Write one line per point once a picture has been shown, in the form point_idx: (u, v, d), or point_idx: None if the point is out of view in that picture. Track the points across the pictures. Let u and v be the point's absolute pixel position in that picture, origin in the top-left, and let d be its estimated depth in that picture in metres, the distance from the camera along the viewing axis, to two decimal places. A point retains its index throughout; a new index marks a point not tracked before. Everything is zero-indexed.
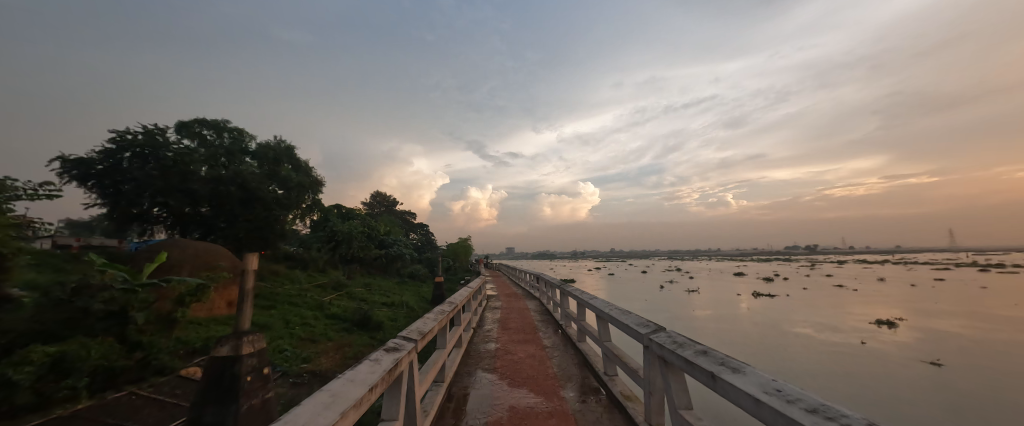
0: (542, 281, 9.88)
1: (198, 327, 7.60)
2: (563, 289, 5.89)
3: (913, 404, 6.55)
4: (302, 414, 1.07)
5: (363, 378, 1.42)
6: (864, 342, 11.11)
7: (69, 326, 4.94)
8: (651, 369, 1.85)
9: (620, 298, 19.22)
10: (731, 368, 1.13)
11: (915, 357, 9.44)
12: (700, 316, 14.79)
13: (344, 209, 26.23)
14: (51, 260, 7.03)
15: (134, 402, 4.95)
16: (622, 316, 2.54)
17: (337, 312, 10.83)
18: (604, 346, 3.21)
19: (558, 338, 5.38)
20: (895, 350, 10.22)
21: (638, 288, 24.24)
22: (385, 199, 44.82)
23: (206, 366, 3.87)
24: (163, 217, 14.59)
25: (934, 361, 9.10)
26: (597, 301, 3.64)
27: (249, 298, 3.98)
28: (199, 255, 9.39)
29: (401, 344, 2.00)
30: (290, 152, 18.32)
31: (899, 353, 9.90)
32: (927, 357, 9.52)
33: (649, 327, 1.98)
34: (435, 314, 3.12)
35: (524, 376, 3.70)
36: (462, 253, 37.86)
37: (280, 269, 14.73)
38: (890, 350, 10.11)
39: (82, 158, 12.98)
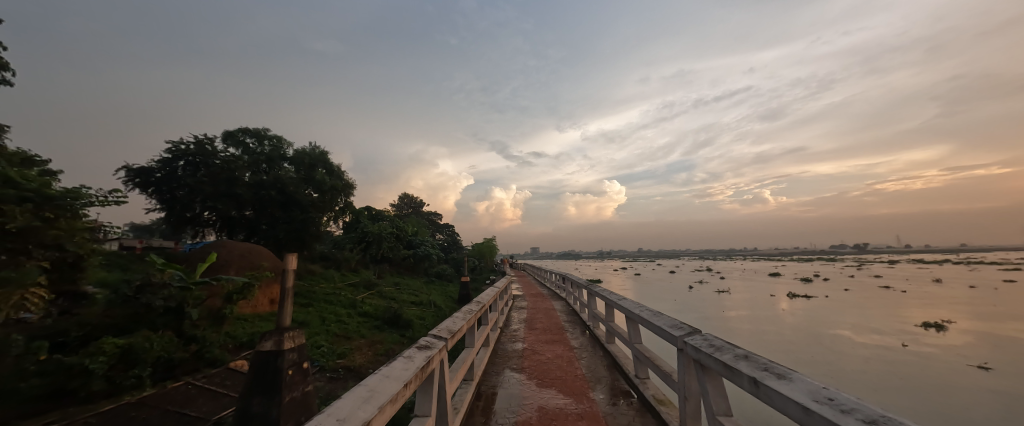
0: (568, 281, 9.78)
1: (245, 323, 8.10)
2: (591, 289, 5.81)
3: (974, 413, 5.98)
4: (343, 407, 1.11)
5: (398, 374, 1.46)
6: (906, 344, 10.38)
7: (135, 320, 5.46)
8: (687, 373, 1.79)
9: (649, 298, 18.71)
10: (776, 374, 1.06)
11: (960, 361, 8.79)
12: (733, 317, 14.15)
13: (374, 211, 27.11)
14: (119, 261, 7.77)
15: (189, 392, 5.27)
16: (654, 316, 2.46)
17: (369, 310, 11.25)
18: (634, 348, 3.13)
19: (586, 339, 5.32)
20: (950, 354, 9.38)
21: (666, 289, 23.55)
22: (411, 200, 46.15)
23: (252, 359, 4.12)
24: (212, 220, 15.72)
25: (982, 365, 8.45)
26: (626, 302, 3.55)
27: (289, 296, 4.20)
28: (244, 256, 10.04)
29: (432, 342, 2.04)
30: (325, 157, 19.08)
31: (946, 356, 9.20)
32: (973, 360, 8.85)
33: (683, 329, 1.90)
34: (463, 313, 3.15)
35: (552, 377, 3.68)
36: (488, 253, 38.18)
37: (316, 269, 15.45)
38: (940, 354, 9.35)
39: (144, 167, 14.22)
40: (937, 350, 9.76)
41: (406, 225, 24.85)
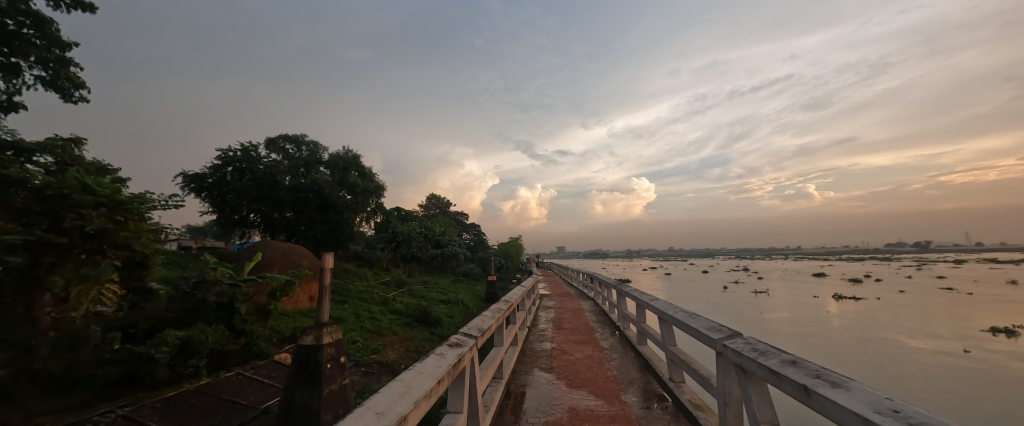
0: (596, 281, 9.62)
1: (287, 319, 8.59)
2: (620, 289, 5.69)
3: None
4: (381, 401, 1.16)
5: (431, 370, 1.50)
6: (968, 350, 9.46)
7: (192, 314, 5.96)
8: (728, 377, 1.71)
9: (681, 298, 18.04)
10: (831, 383, 0.99)
11: None
12: (773, 319, 13.39)
13: (403, 211, 27.91)
14: (178, 260, 8.49)
15: (240, 381, 5.59)
16: (689, 317, 2.37)
17: (400, 307, 11.59)
18: (668, 351, 3.02)
19: (616, 340, 5.20)
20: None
21: (699, 289, 22.64)
22: (439, 200, 47.13)
23: (294, 353, 4.37)
24: (257, 222, 16.78)
25: None
26: (658, 302, 3.45)
27: (327, 293, 4.41)
28: (285, 255, 10.65)
29: (463, 340, 2.07)
30: (357, 160, 19.86)
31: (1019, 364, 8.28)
32: None
33: (722, 332, 1.81)
34: (491, 312, 3.18)
35: (582, 378, 3.63)
36: (514, 252, 38.23)
37: (350, 267, 16.11)
38: (1010, 362, 8.44)
39: (198, 173, 15.44)
40: (1006, 357, 8.82)
41: (434, 225, 25.39)
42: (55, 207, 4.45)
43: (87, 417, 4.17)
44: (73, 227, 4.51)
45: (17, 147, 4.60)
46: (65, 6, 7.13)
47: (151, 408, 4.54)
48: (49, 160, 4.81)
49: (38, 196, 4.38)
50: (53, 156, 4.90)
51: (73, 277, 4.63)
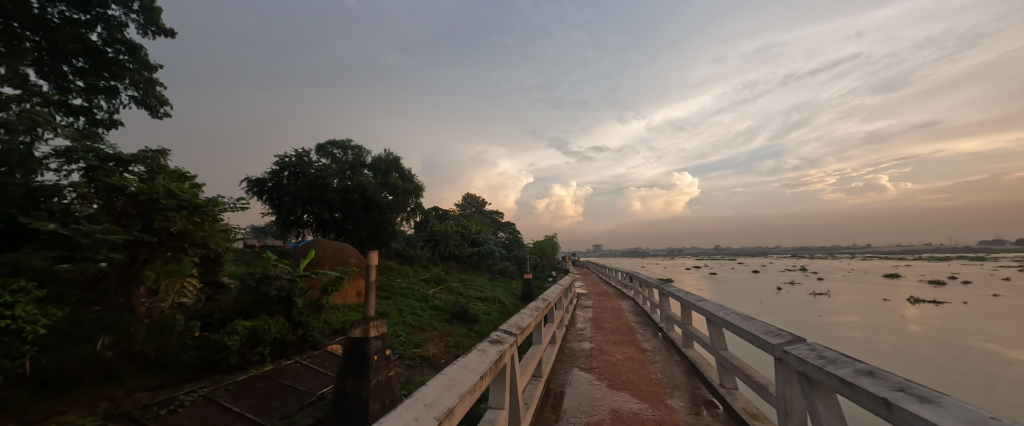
0: (636, 280, 9.32)
1: (337, 312, 9.17)
2: (662, 289, 5.46)
3: None
4: (429, 394, 1.20)
5: (474, 366, 1.54)
6: None
7: (258, 306, 6.58)
8: (790, 386, 1.57)
9: (728, 299, 16.97)
10: (918, 397, 0.88)
11: None
12: (836, 323, 12.22)
13: (441, 211, 28.74)
14: (245, 257, 9.38)
15: (298, 369, 6.03)
16: (742, 320, 2.22)
17: (439, 303, 11.97)
18: (718, 355, 2.84)
19: (659, 342, 5.00)
20: None
21: (750, 290, 21.18)
22: (474, 200, 48.03)
23: (345, 344, 4.66)
24: (310, 222, 18.06)
25: None
26: (706, 303, 3.26)
27: (372, 289, 4.64)
28: (335, 253, 11.39)
29: (503, 337, 2.09)
30: (397, 162, 20.80)
31: None
32: None
33: (781, 337, 1.67)
34: (530, 310, 3.20)
35: (624, 380, 3.53)
36: (549, 251, 37.92)
37: (393, 265, 16.86)
38: None
39: (259, 178, 16.94)
40: None
41: (471, 224, 25.88)
42: (146, 211, 5.09)
43: (173, 396, 4.71)
44: (161, 227, 5.12)
45: (116, 159, 5.27)
46: (151, 33, 8.11)
47: (225, 389, 5.04)
48: (141, 169, 5.48)
49: (133, 201, 5.03)
50: (144, 166, 5.58)
51: (161, 271, 5.27)
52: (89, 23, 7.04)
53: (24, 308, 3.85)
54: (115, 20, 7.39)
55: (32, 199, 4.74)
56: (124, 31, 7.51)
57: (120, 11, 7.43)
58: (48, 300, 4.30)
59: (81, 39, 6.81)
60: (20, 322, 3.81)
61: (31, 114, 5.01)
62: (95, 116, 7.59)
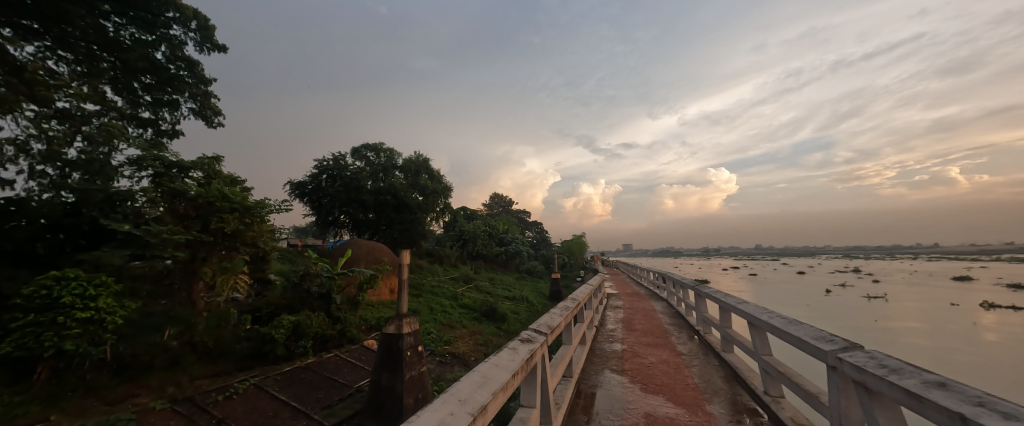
0: (669, 280, 9.02)
1: (372, 309, 9.55)
2: (698, 290, 5.24)
3: None
4: (462, 390, 1.22)
5: (505, 364, 1.55)
6: None
7: (301, 302, 6.98)
8: (846, 396, 1.46)
9: (770, 301, 16.01)
10: (1001, 414, 0.80)
11: None
12: (896, 329, 11.19)
13: (469, 211, 29.19)
14: (288, 256, 9.98)
15: (338, 362, 6.33)
16: (790, 325, 2.08)
17: (468, 302, 12.15)
18: (761, 361, 2.69)
19: (696, 345, 4.80)
20: None
21: (794, 292, 19.86)
22: (501, 199, 48.31)
23: (380, 340, 4.84)
24: (346, 223, 18.91)
25: None
26: (747, 306, 3.09)
27: (405, 288, 4.76)
28: (369, 252, 11.87)
29: (533, 337, 2.09)
30: (426, 163, 21.40)
31: None
32: None
33: (835, 343, 1.56)
34: (560, 309, 3.17)
35: (658, 383, 3.42)
36: (577, 250, 37.45)
37: (424, 264, 17.29)
38: None
39: (301, 181, 17.99)
40: None
41: (498, 223, 26.10)
42: (204, 213, 5.55)
43: (229, 383, 5.09)
44: (217, 228, 5.56)
45: (178, 166, 5.77)
46: (206, 50, 8.79)
47: (273, 379, 5.39)
48: (199, 175, 5.96)
49: (193, 204, 5.50)
50: (202, 172, 6.06)
51: (217, 269, 5.71)
52: (154, 43, 7.74)
53: (104, 301, 4.31)
54: (176, 38, 8.07)
55: (109, 203, 5.29)
56: (184, 49, 8.19)
57: (181, 30, 8.11)
58: (124, 294, 4.79)
59: (148, 58, 7.50)
60: (102, 313, 4.27)
61: (107, 127, 5.58)
62: (160, 127, 8.34)
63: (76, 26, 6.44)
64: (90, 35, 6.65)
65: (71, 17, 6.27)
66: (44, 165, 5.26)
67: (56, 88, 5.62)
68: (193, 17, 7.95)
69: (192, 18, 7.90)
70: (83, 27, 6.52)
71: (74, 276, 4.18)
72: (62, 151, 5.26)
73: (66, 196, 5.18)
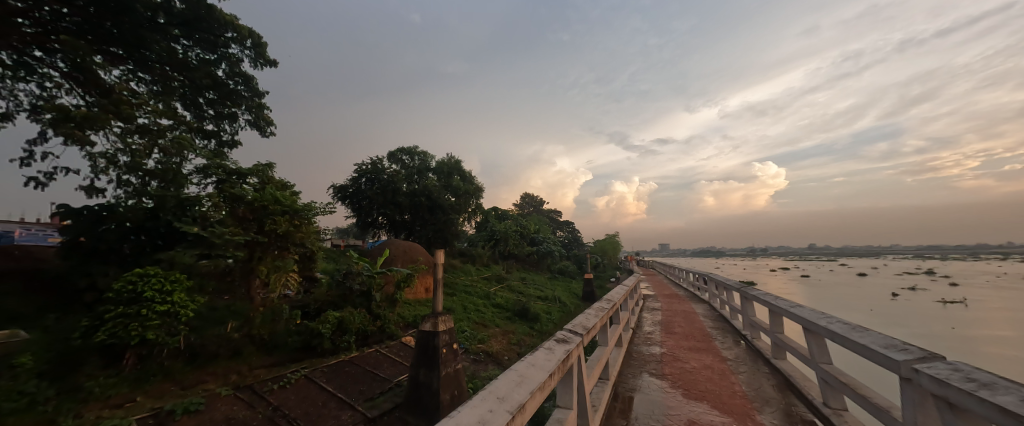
0: (711, 282, 8.57)
1: (409, 307, 9.89)
2: (744, 292, 4.94)
3: None
4: (500, 387, 1.24)
5: (542, 363, 1.55)
6: None
7: (344, 299, 7.37)
8: (925, 412, 1.31)
9: (826, 305, 14.78)
10: None
11: None
12: (980, 337, 9.93)
13: (501, 211, 29.43)
14: (332, 255, 10.58)
15: (378, 357, 6.61)
16: (853, 332, 1.90)
17: (500, 302, 12.26)
18: (819, 369, 2.49)
19: (743, 351, 4.52)
20: None
21: (854, 295, 18.19)
22: (532, 199, 48.24)
23: (417, 336, 5.01)
24: (384, 224, 19.71)
25: None
26: (800, 309, 2.88)
27: (439, 287, 4.88)
28: (406, 252, 12.32)
29: (568, 337, 2.07)
30: (458, 165, 21.88)
31: None
32: None
33: (909, 352, 1.41)
34: (594, 310, 3.12)
35: (702, 390, 3.27)
36: (610, 250, 36.63)
37: (457, 263, 17.66)
38: None
39: (343, 185, 19.03)
40: None
41: (529, 223, 26.08)
42: (259, 215, 6.00)
43: (282, 373, 5.47)
44: (270, 230, 5.97)
45: (237, 172, 6.27)
46: (260, 65, 9.50)
47: (321, 371, 5.74)
48: (255, 181, 6.45)
49: (250, 207, 5.96)
50: (257, 177, 6.55)
51: (271, 267, 6.15)
52: (216, 61, 8.46)
53: (178, 295, 4.78)
54: (234, 56, 8.77)
55: (181, 208, 5.89)
56: (241, 65, 8.88)
57: (238, 48, 8.81)
58: (195, 289, 5.30)
59: (211, 75, 8.24)
60: (177, 306, 4.75)
61: (178, 140, 6.20)
62: (222, 138, 9.14)
63: (152, 50, 7.21)
64: (163, 57, 7.41)
65: (148, 43, 7.02)
66: (128, 175, 5.94)
67: (137, 106, 6.31)
68: (248, 35, 8.61)
69: (247, 36, 8.55)
70: (158, 51, 7.28)
71: (153, 273, 4.68)
72: (143, 162, 5.92)
73: (146, 202, 5.82)
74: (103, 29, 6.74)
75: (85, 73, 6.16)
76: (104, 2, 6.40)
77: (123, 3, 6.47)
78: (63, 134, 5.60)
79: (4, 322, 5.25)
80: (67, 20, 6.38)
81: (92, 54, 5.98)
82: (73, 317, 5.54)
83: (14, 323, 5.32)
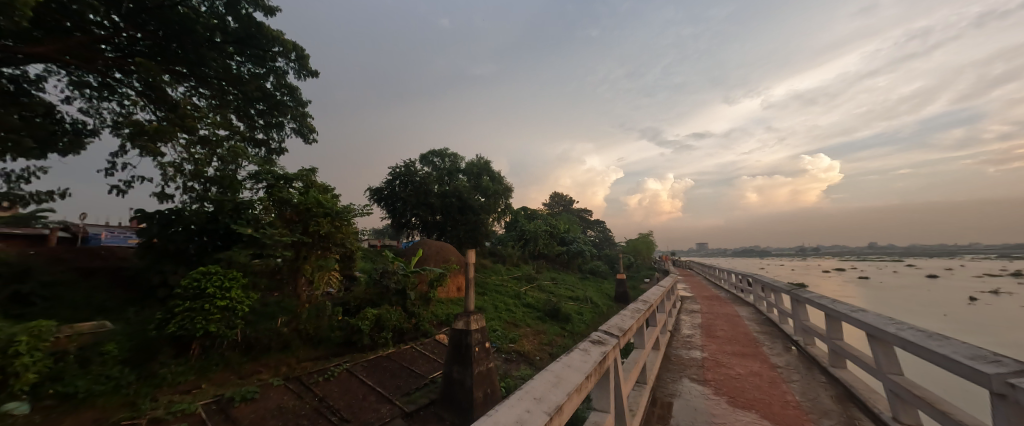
0: (755, 283, 8.08)
1: (442, 305, 10.12)
2: (795, 295, 4.61)
3: None
4: (537, 387, 1.23)
5: (578, 365, 1.52)
6: None
7: (381, 296, 7.67)
8: None
9: (890, 309, 13.45)
10: None
11: None
12: None
13: (530, 211, 29.40)
14: (369, 255, 11.04)
15: (414, 354, 6.82)
16: (929, 340, 1.71)
17: (531, 301, 12.23)
18: (889, 381, 2.27)
19: (795, 358, 4.22)
20: None
21: (924, 298, 16.40)
22: (562, 198, 47.74)
23: (450, 334, 5.12)
24: (416, 225, 20.29)
25: None
26: (863, 314, 2.63)
27: (471, 286, 4.94)
28: (438, 252, 12.62)
29: (605, 338, 2.03)
30: (487, 165, 22.15)
31: None
32: None
33: (1002, 365, 1.25)
34: (630, 311, 3.04)
35: (750, 398, 3.08)
36: (644, 249, 35.42)
37: (488, 263, 17.82)
38: None
39: (378, 187, 19.82)
40: None
41: (560, 223, 25.84)
42: (305, 217, 6.36)
43: (326, 367, 5.77)
44: (314, 231, 6.29)
45: (284, 177, 6.67)
46: (303, 76, 10.08)
47: (361, 365, 6.00)
48: (300, 185, 6.83)
49: (297, 210, 6.33)
50: (302, 182, 6.92)
51: (315, 266, 6.48)
52: (265, 74, 9.07)
53: (236, 292, 5.18)
54: (281, 69, 9.34)
55: (237, 211, 6.38)
56: (286, 77, 9.45)
57: (284, 61, 9.39)
58: (249, 286, 5.72)
59: (260, 88, 8.83)
60: (235, 302, 5.15)
61: (233, 149, 6.70)
62: (270, 146, 9.79)
63: (210, 67, 7.84)
64: (220, 73, 8.06)
65: (207, 60, 7.66)
66: (192, 182, 6.50)
67: (199, 119, 6.91)
68: (292, 49, 9.14)
69: (292, 50, 9.09)
70: (215, 68, 7.92)
71: (214, 271, 5.10)
72: (204, 170, 6.46)
73: (207, 206, 6.35)
74: (169, 50, 7.41)
75: (156, 90, 6.83)
76: (170, 25, 7.05)
77: (185, 25, 7.06)
78: (138, 147, 6.23)
79: (94, 314, 5.95)
80: (140, 43, 7.09)
81: (161, 73, 6.59)
82: (148, 310, 6.17)
83: (102, 315, 6.01)
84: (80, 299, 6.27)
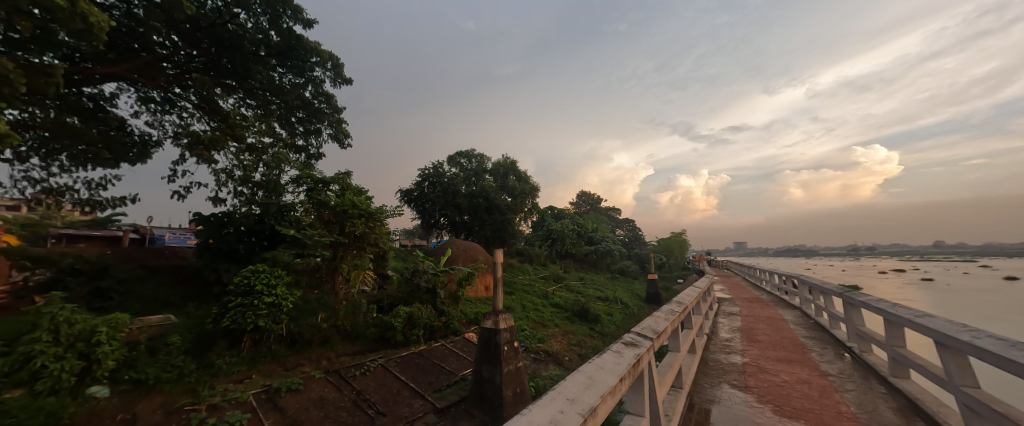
0: (801, 285, 7.59)
1: (471, 304, 10.27)
2: (847, 297, 4.28)
3: None
4: (569, 388, 1.22)
5: (611, 367, 1.50)
6: None
7: (412, 295, 7.89)
8: None
9: (959, 315, 12.16)
10: None
11: None
12: None
13: (557, 211, 29.19)
14: (400, 255, 11.39)
15: (445, 351, 6.95)
16: (1011, 350, 1.53)
17: (559, 301, 12.14)
18: (962, 395, 2.06)
19: (848, 366, 3.92)
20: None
21: (1000, 303, 14.72)
22: (590, 197, 46.97)
23: (480, 333, 5.19)
24: (445, 226, 20.70)
25: None
26: (929, 320, 2.40)
27: (499, 286, 4.97)
28: (466, 252, 12.81)
29: (638, 340, 1.98)
30: (513, 165, 22.28)
31: None
32: None
33: None
34: (664, 313, 2.94)
35: (797, 407, 2.90)
36: (676, 249, 34.13)
37: (515, 263, 17.87)
38: None
39: (408, 189, 20.42)
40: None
41: (588, 222, 25.45)
42: (342, 218, 6.65)
43: (363, 362, 6.02)
44: (349, 231, 6.55)
45: (322, 180, 7.00)
46: (338, 84, 10.56)
47: (395, 361, 6.20)
48: (336, 188, 7.14)
49: (333, 211, 6.63)
50: (338, 185, 7.23)
51: (351, 265, 6.77)
52: (304, 84, 9.59)
53: (280, 289, 5.51)
54: (318, 78, 9.84)
55: (280, 213, 6.79)
56: (323, 85, 9.93)
57: (321, 71, 9.88)
58: (292, 283, 6.07)
59: (300, 96, 9.35)
60: (280, 298, 5.49)
61: (277, 154, 7.12)
62: (309, 152, 10.33)
63: (256, 79, 8.41)
64: (265, 84, 8.61)
65: (253, 73, 8.21)
66: (241, 186, 6.98)
67: (247, 128, 7.42)
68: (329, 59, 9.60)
69: (328, 59, 9.55)
70: (260, 79, 8.47)
71: (262, 270, 5.46)
72: (252, 175, 6.92)
73: (254, 209, 6.80)
74: (220, 65, 8.02)
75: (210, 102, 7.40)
76: (221, 42, 7.62)
77: (234, 41, 7.61)
78: (195, 155, 6.78)
79: (161, 308, 6.55)
80: (196, 60, 7.71)
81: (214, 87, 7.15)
82: (206, 306, 6.70)
83: (167, 309, 6.60)
84: (148, 294, 6.91)
